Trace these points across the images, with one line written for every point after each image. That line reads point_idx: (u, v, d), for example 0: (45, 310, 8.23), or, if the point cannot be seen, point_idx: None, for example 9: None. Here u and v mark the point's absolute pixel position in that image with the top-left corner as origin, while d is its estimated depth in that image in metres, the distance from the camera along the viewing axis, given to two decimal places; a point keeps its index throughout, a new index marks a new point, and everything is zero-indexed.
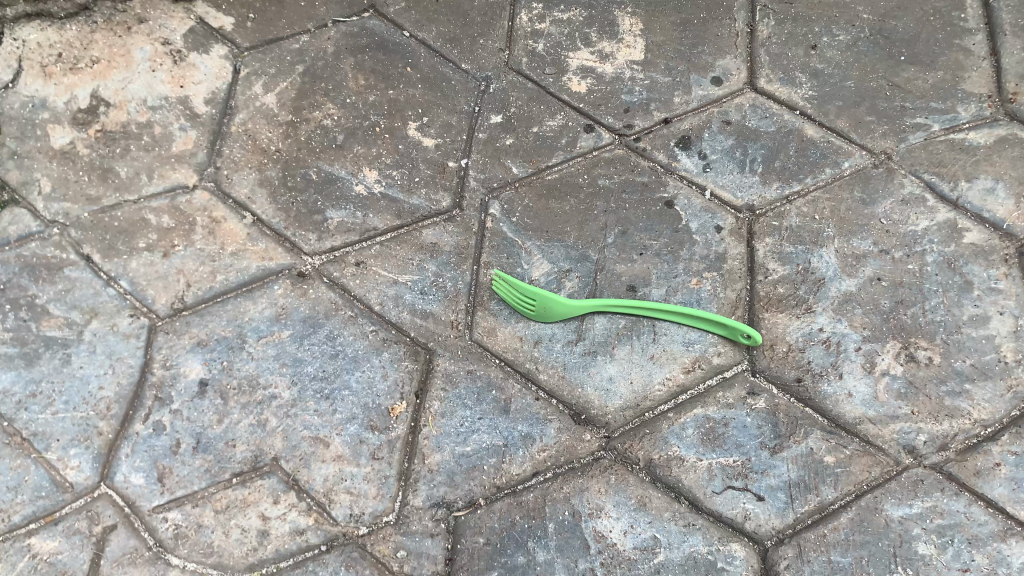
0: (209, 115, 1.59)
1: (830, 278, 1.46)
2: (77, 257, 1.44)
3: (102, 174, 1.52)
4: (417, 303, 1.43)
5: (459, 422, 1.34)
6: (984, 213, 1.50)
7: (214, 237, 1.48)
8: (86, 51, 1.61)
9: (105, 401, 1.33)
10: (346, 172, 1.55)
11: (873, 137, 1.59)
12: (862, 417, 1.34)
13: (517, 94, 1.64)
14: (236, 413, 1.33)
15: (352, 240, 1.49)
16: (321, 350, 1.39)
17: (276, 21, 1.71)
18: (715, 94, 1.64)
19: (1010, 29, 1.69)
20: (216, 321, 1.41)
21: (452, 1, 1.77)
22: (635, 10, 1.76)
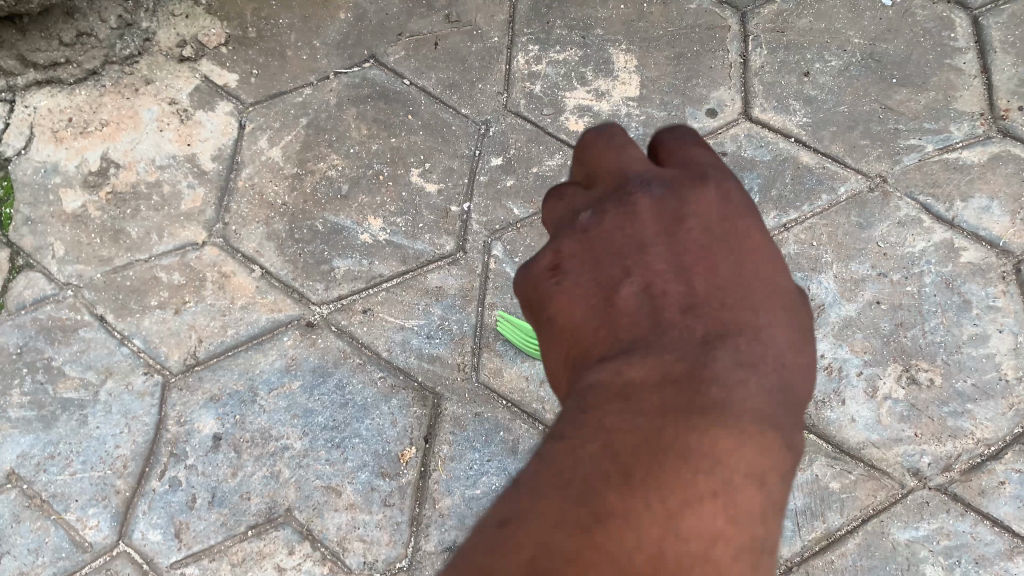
0: (216, 172, 1.62)
1: (829, 304, 1.47)
2: (91, 317, 1.48)
3: (114, 235, 1.55)
4: (425, 347, 1.46)
5: (468, 465, 1.36)
6: (980, 231, 1.51)
7: (224, 292, 1.51)
8: (96, 115, 1.65)
9: (122, 459, 1.38)
10: (351, 221, 1.58)
11: (869, 161, 1.60)
12: (866, 442, 1.36)
13: (516, 135, 1.66)
14: (250, 466, 1.38)
15: (359, 287, 1.51)
16: (331, 400, 1.42)
17: (280, 75, 1.73)
18: (711, 125, 1.66)
19: (999, 46, 1.70)
20: (228, 375, 1.44)
21: (449, 48, 1.77)
22: (630, 47, 1.77)
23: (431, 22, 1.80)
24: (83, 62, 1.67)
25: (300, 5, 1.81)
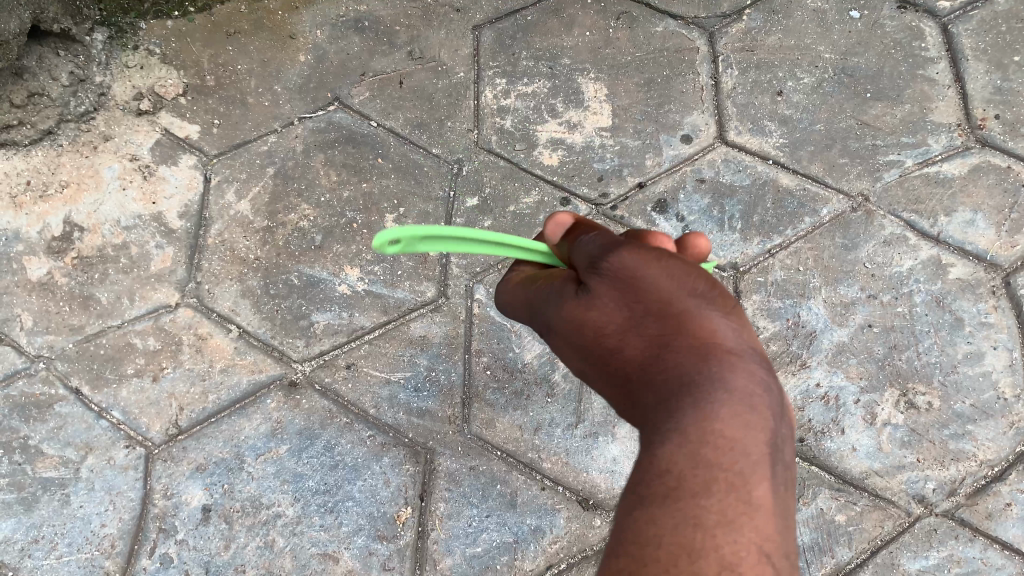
0: (184, 230, 1.57)
1: (821, 330, 1.46)
2: (66, 390, 1.42)
3: (83, 302, 1.49)
4: (413, 402, 1.43)
5: (467, 523, 1.35)
6: (966, 246, 1.51)
7: (202, 355, 1.46)
8: (55, 175, 1.58)
9: (109, 539, 1.33)
10: (327, 273, 1.54)
11: (849, 180, 1.59)
12: (869, 471, 1.35)
13: (490, 173, 1.63)
14: (242, 537, 1.34)
15: (340, 342, 1.48)
16: (320, 463, 1.39)
17: (242, 124, 1.68)
18: (686, 152, 1.63)
19: (971, 54, 1.70)
20: (213, 443, 1.40)
21: (415, 86, 1.73)
22: (598, 75, 1.74)
23: (395, 60, 1.76)
24: (38, 123, 1.60)
25: (257, 50, 1.75)
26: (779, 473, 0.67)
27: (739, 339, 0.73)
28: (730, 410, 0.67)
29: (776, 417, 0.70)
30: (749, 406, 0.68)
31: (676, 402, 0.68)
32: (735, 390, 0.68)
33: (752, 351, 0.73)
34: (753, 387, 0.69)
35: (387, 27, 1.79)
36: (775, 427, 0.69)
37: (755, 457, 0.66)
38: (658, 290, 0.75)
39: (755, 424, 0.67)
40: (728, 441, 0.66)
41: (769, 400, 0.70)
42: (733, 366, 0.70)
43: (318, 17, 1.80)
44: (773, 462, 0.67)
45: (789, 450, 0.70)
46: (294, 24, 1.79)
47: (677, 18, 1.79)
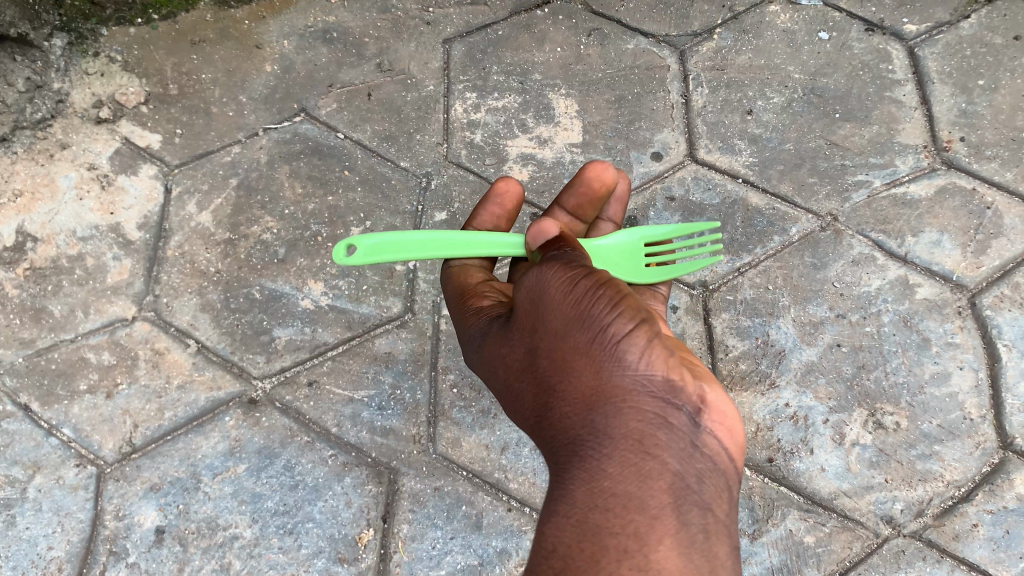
0: (143, 241, 1.52)
1: (790, 349, 1.45)
2: (15, 407, 1.37)
3: (35, 314, 1.44)
4: (377, 420, 1.39)
5: (431, 544, 1.31)
6: (933, 266, 1.52)
7: (159, 371, 1.41)
8: (9, 184, 1.53)
9: (56, 562, 1.27)
10: (290, 287, 1.50)
11: (818, 200, 1.59)
12: (837, 492, 1.34)
13: (459, 188, 1.61)
14: (197, 559, 1.29)
15: (303, 358, 1.44)
16: (280, 483, 1.35)
17: (205, 134, 1.64)
18: (657, 169, 1.62)
19: (937, 77, 1.71)
20: (168, 462, 1.35)
21: (384, 98, 1.70)
22: (569, 91, 1.73)
23: (364, 72, 1.74)
24: None
25: (222, 59, 1.72)
26: (689, 518, 0.75)
27: (632, 373, 0.84)
28: (617, 460, 0.78)
29: (673, 448, 0.80)
30: (635, 442, 0.79)
31: (568, 457, 0.82)
32: (621, 435, 0.80)
33: (647, 384, 0.84)
34: (644, 425, 0.81)
35: (355, 38, 1.77)
36: (671, 463, 0.79)
37: (648, 510, 0.74)
38: (564, 335, 0.89)
39: (647, 475, 0.77)
40: (620, 501, 0.75)
41: (660, 430, 0.81)
42: (621, 407, 0.82)
43: (285, 27, 1.77)
44: (675, 507, 0.75)
45: (696, 473, 0.79)
46: (260, 34, 1.76)
47: (648, 35, 1.79)
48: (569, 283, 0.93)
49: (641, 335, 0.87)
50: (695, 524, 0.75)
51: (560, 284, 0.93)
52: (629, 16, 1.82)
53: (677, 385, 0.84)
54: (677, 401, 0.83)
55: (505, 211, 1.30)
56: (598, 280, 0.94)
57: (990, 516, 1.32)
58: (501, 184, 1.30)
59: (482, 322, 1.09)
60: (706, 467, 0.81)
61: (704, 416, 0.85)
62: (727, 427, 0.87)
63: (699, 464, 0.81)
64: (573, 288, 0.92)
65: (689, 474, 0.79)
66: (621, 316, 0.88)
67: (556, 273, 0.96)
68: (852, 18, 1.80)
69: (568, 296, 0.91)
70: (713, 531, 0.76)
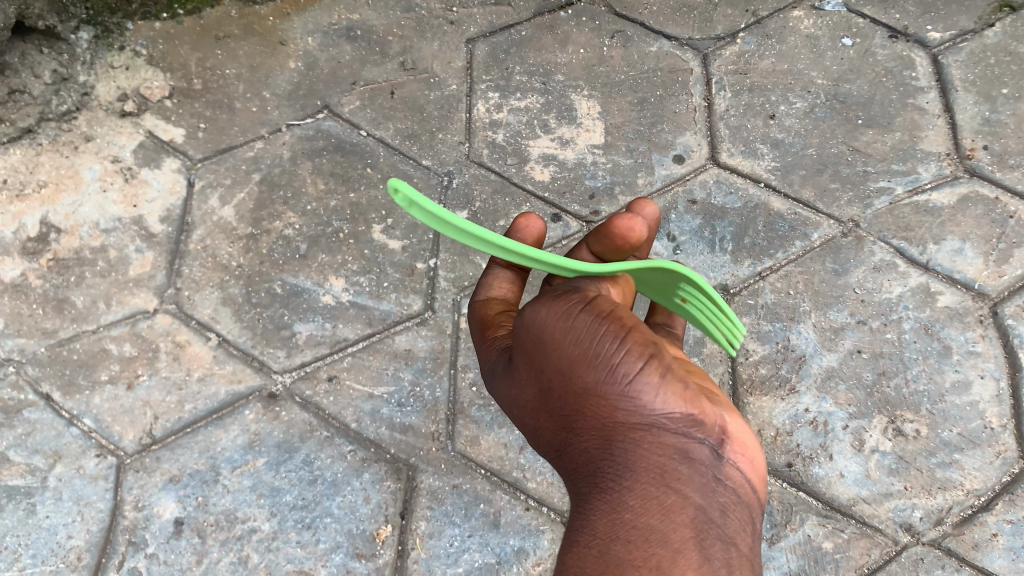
0: (165, 234, 1.53)
1: (810, 354, 1.45)
2: (36, 396, 1.38)
3: (57, 304, 1.45)
4: (396, 417, 1.40)
5: (448, 542, 1.31)
6: (954, 274, 1.51)
7: (180, 363, 1.42)
8: (33, 175, 1.54)
9: (75, 551, 1.28)
10: (311, 282, 1.50)
11: (840, 206, 1.59)
12: (856, 498, 1.34)
13: (480, 187, 1.61)
14: (215, 551, 1.30)
15: (323, 353, 1.44)
16: (298, 477, 1.35)
17: (228, 128, 1.65)
18: (678, 172, 1.62)
19: (960, 85, 1.71)
20: (188, 454, 1.35)
21: (407, 97, 1.71)
22: (591, 93, 1.73)
23: (387, 71, 1.74)
24: (17, 120, 1.56)
25: (246, 55, 1.73)
26: (711, 552, 0.83)
27: (650, 413, 0.85)
28: (638, 495, 0.85)
29: (694, 483, 0.85)
30: (656, 478, 0.85)
31: (591, 489, 0.89)
32: (642, 472, 0.85)
33: (667, 421, 0.85)
34: (664, 461, 0.85)
35: (379, 36, 1.78)
36: (693, 498, 0.85)
37: (668, 545, 0.82)
38: (573, 374, 0.87)
39: (669, 510, 0.84)
40: (641, 534, 0.83)
41: (682, 465, 0.85)
42: (641, 447, 0.86)
43: (309, 24, 1.78)
44: (697, 541, 0.83)
45: (719, 506, 0.85)
46: (284, 31, 1.76)
47: (672, 39, 1.79)
48: (569, 317, 0.88)
49: (654, 372, 0.86)
50: (717, 560, 0.82)
51: (557, 319, 0.88)
52: (652, 19, 1.82)
53: (698, 420, 0.86)
54: (700, 434, 0.86)
55: (528, 243, 1.16)
56: (601, 309, 0.90)
57: (1010, 526, 1.31)
58: (523, 220, 1.16)
59: (493, 352, 1.05)
60: (730, 499, 0.86)
61: (727, 446, 0.88)
62: (747, 451, 0.90)
63: (722, 497, 0.86)
64: (571, 322, 0.88)
65: (712, 508, 0.85)
66: (631, 351, 0.87)
67: (543, 311, 0.90)
68: (876, 25, 1.80)
69: (571, 332, 0.87)
70: (735, 563, 0.83)
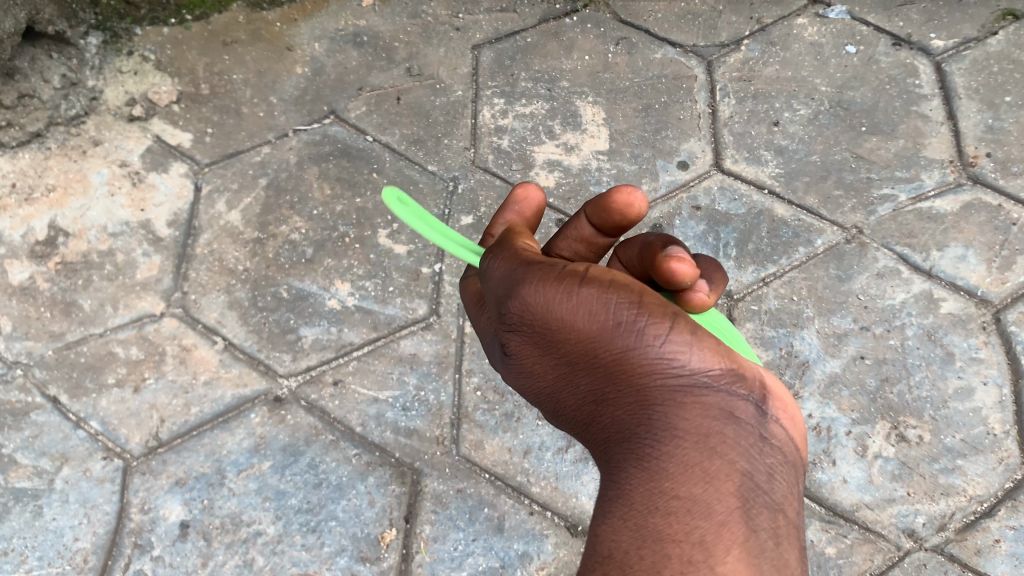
0: (172, 238, 1.54)
1: (814, 360, 1.45)
2: (43, 399, 1.38)
3: (65, 308, 1.46)
4: (401, 421, 1.40)
5: (453, 546, 1.32)
6: (957, 280, 1.52)
7: (186, 366, 1.43)
8: (41, 179, 1.55)
9: (81, 554, 1.28)
10: (317, 286, 1.51)
11: (843, 212, 1.59)
12: (859, 504, 1.34)
13: (486, 192, 1.61)
14: (221, 554, 1.30)
15: (328, 357, 1.45)
16: (304, 480, 1.36)
17: (235, 133, 1.66)
18: (682, 178, 1.63)
19: (964, 92, 1.72)
20: (194, 457, 1.36)
21: (413, 102, 1.72)
22: (596, 99, 1.74)
23: (393, 76, 1.75)
24: (26, 124, 1.57)
25: (253, 60, 1.74)
26: (758, 522, 0.75)
27: (686, 373, 0.83)
28: (679, 459, 0.78)
29: (739, 445, 0.79)
30: (698, 441, 0.79)
31: (626, 459, 0.82)
32: (682, 434, 0.79)
33: (705, 379, 0.83)
34: (704, 422, 0.80)
35: (385, 43, 1.79)
36: (738, 462, 0.78)
37: (713, 516, 0.75)
38: (596, 342, 0.87)
39: (712, 477, 0.77)
40: (683, 504, 0.76)
41: (725, 426, 0.80)
42: (679, 408, 0.81)
43: (316, 30, 1.79)
44: (744, 510, 0.76)
45: (766, 469, 0.79)
46: (291, 36, 1.78)
47: (676, 46, 1.81)
48: (570, 289, 0.89)
49: (683, 331, 0.85)
50: (765, 525, 0.76)
51: (559, 293, 0.89)
52: (656, 26, 1.84)
53: (736, 376, 0.84)
54: (742, 393, 0.83)
55: (526, 217, 1.17)
56: (605, 277, 0.90)
57: (1013, 532, 1.31)
58: (522, 189, 1.16)
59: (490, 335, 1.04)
60: (777, 461, 0.81)
61: (769, 405, 0.84)
62: (788, 412, 0.86)
63: (769, 458, 0.80)
64: (576, 294, 0.88)
65: (759, 472, 0.79)
66: (652, 313, 0.86)
67: (539, 289, 0.89)
68: (880, 32, 1.81)
69: (580, 303, 0.88)
70: (785, 531, 0.77)
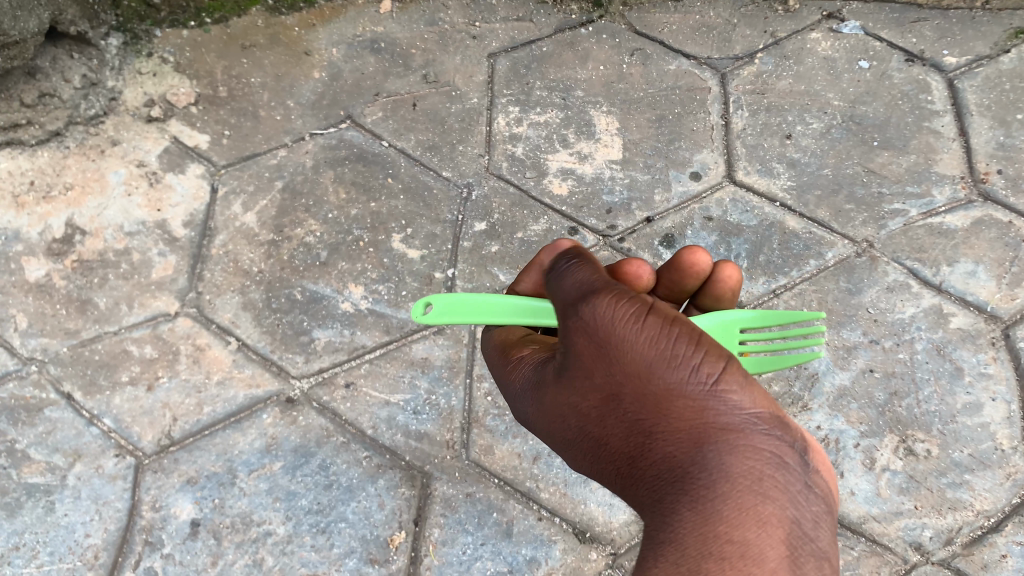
0: (188, 238, 1.55)
1: (823, 372, 1.46)
2: (58, 395, 1.39)
3: (81, 306, 1.47)
4: (412, 424, 1.41)
5: (461, 550, 1.32)
6: (967, 296, 1.53)
7: (199, 366, 1.44)
8: (59, 177, 1.57)
9: (92, 550, 1.29)
10: (331, 289, 1.52)
11: (854, 226, 1.60)
12: (866, 516, 1.34)
13: (499, 199, 1.62)
14: (231, 553, 1.31)
15: (340, 359, 1.46)
16: (314, 482, 1.37)
17: (253, 136, 1.67)
18: (695, 189, 1.64)
19: (975, 109, 1.73)
20: (206, 456, 1.37)
21: (429, 109, 1.74)
22: (611, 109, 1.75)
23: (409, 82, 1.77)
24: (45, 123, 1.59)
25: (272, 64, 1.76)
26: (807, 570, 0.73)
27: (737, 413, 0.81)
28: (732, 504, 0.75)
29: (789, 491, 0.77)
30: (751, 483, 0.77)
31: (676, 498, 0.79)
32: (735, 475, 0.77)
33: (755, 420, 0.81)
34: (758, 465, 0.78)
35: (402, 49, 1.81)
36: (787, 508, 0.76)
37: (765, 563, 0.72)
38: (649, 377, 0.85)
39: (765, 522, 0.74)
40: (736, 548, 0.73)
41: (778, 470, 0.78)
42: (734, 449, 0.79)
43: (334, 35, 1.81)
44: (793, 560, 0.73)
45: (812, 518, 0.77)
46: (310, 41, 1.80)
47: (691, 58, 1.82)
48: (639, 315, 0.87)
49: (735, 372, 0.84)
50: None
51: (626, 315, 0.87)
52: (671, 38, 1.85)
53: (783, 422, 0.82)
54: (789, 438, 0.81)
55: None
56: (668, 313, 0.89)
57: (1020, 548, 1.32)
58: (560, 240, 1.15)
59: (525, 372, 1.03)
60: (822, 510, 0.78)
61: (810, 456, 0.82)
62: (823, 463, 0.85)
63: (814, 507, 0.78)
64: (643, 319, 0.87)
65: (805, 520, 0.76)
66: (707, 352, 0.85)
67: (609, 305, 0.88)
68: (892, 48, 1.82)
69: (645, 328, 0.86)
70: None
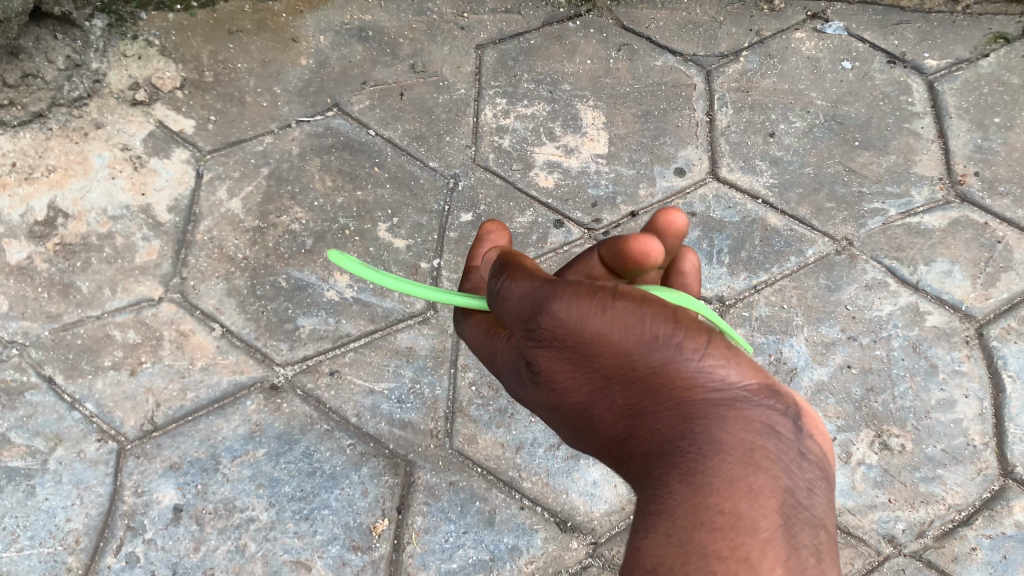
0: (172, 224, 1.54)
1: (802, 367, 1.48)
2: (38, 378, 1.38)
3: (62, 289, 1.46)
4: (396, 413, 1.42)
5: (444, 537, 1.33)
6: (943, 295, 1.56)
7: (183, 352, 1.43)
8: (42, 159, 1.55)
9: (73, 534, 1.28)
10: (316, 277, 1.53)
11: (835, 224, 1.63)
12: (841, 509, 1.37)
13: (485, 190, 1.63)
14: (213, 539, 1.31)
15: (325, 347, 1.46)
16: (298, 469, 1.37)
17: (239, 122, 1.66)
18: (679, 184, 1.66)
19: (955, 112, 1.76)
20: (189, 442, 1.37)
21: (416, 98, 1.74)
22: (597, 103, 1.77)
23: (397, 72, 1.77)
24: (28, 104, 1.57)
25: (258, 50, 1.75)
26: (801, 539, 0.71)
27: (726, 387, 0.76)
28: (724, 475, 0.72)
29: (783, 460, 0.74)
30: (742, 455, 0.73)
31: (665, 471, 0.75)
32: (726, 447, 0.73)
33: (744, 393, 0.76)
34: (749, 436, 0.74)
35: (390, 38, 1.81)
36: (780, 478, 0.73)
37: (758, 533, 0.69)
38: (630, 361, 0.78)
39: (758, 492, 0.71)
40: (728, 519, 0.70)
41: (770, 439, 0.74)
42: (725, 421, 0.74)
43: (322, 23, 1.81)
44: (788, 529, 0.71)
45: (805, 485, 0.74)
46: (296, 28, 1.80)
47: (677, 53, 1.84)
48: (605, 303, 0.78)
49: (719, 346, 0.77)
50: (807, 542, 0.71)
51: (591, 307, 0.78)
52: (658, 34, 1.87)
53: (773, 389, 0.77)
54: (781, 405, 0.77)
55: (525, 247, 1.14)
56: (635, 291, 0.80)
57: (989, 541, 1.35)
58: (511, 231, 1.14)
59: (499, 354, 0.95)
60: (815, 476, 0.76)
61: (803, 420, 0.78)
62: (816, 421, 0.81)
63: (808, 474, 0.75)
64: (609, 309, 0.78)
65: (798, 488, 0.74)
66: (688, 327, 0.77)
67: (572, 302, 0.79)
68: (875, 50, 1.85)
69: (614, 321, 0.77)
70: (825, 549, 0.72)
